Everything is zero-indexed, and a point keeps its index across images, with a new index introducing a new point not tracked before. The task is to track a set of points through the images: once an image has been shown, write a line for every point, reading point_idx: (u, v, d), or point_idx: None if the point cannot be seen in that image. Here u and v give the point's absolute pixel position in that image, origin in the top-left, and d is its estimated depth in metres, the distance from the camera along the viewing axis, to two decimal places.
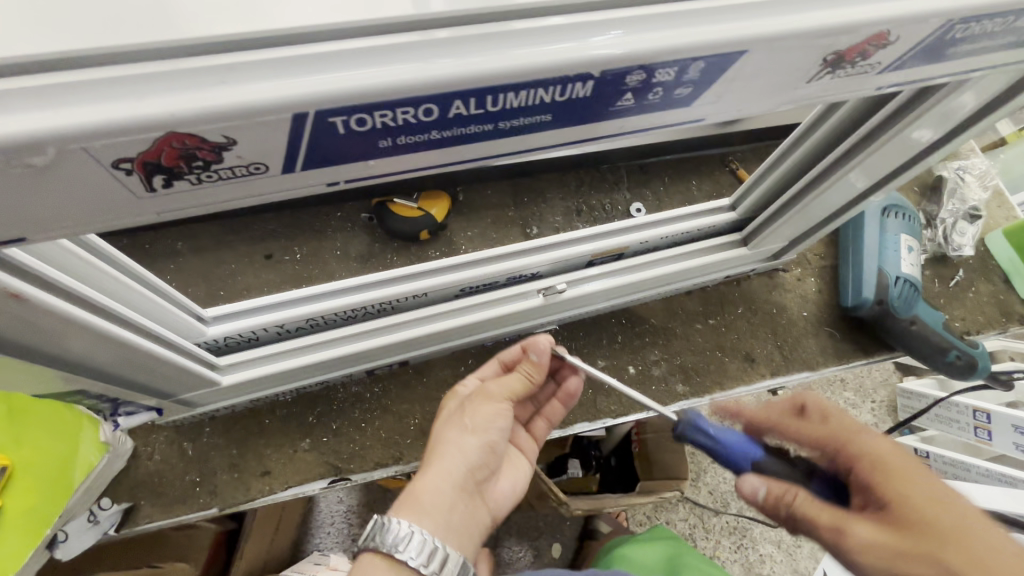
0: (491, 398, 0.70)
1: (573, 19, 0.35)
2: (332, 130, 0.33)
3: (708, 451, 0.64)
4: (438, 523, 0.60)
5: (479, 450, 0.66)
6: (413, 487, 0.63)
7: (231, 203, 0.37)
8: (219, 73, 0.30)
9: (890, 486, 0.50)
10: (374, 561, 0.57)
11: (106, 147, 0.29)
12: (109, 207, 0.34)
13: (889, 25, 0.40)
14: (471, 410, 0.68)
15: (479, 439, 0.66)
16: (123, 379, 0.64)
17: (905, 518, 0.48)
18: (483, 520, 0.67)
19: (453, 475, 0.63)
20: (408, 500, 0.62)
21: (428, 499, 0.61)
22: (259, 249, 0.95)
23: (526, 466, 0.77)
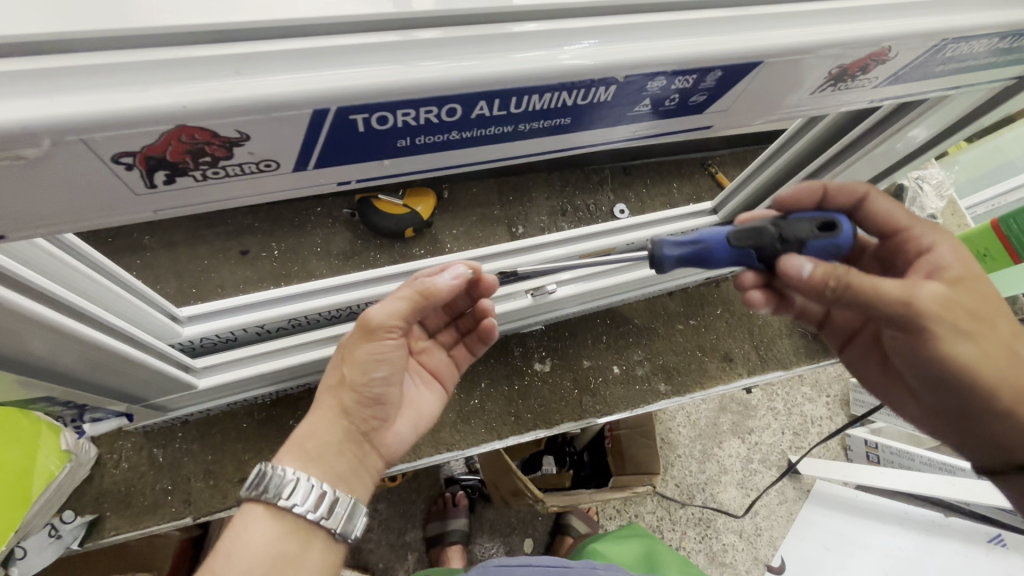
0: (371, 334, 0.57)
1: (548, 26, 0.34)
2: (352, 128, 0.31)
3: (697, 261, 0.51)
4: (327, 468, 0.58)
5: (362, 396, 0.59)
6: (297, 435, 0.59)
7: (235, 201, 0.35)
8: (234, 65, 0.28)
9: (989, 280, 0.50)
10: (262, 515, 0.55)
11: (108, 139, 0.26)
12: (103, 205, 0.31)
13: (891, 42, 0.41)
14: (350, 354, 0.58)
15: (356, 391, 0.59)
16: (94, 385, 0.60)
17: (1002, 354, 0.49)
18: (376, 464, 0.64)
19: (340, 422, 0.59)
20: (293, 449, 0.58)
21: (312, 446, 0.58)
22: (235, 245, 0.91)
23: (436, 401, 0.73)
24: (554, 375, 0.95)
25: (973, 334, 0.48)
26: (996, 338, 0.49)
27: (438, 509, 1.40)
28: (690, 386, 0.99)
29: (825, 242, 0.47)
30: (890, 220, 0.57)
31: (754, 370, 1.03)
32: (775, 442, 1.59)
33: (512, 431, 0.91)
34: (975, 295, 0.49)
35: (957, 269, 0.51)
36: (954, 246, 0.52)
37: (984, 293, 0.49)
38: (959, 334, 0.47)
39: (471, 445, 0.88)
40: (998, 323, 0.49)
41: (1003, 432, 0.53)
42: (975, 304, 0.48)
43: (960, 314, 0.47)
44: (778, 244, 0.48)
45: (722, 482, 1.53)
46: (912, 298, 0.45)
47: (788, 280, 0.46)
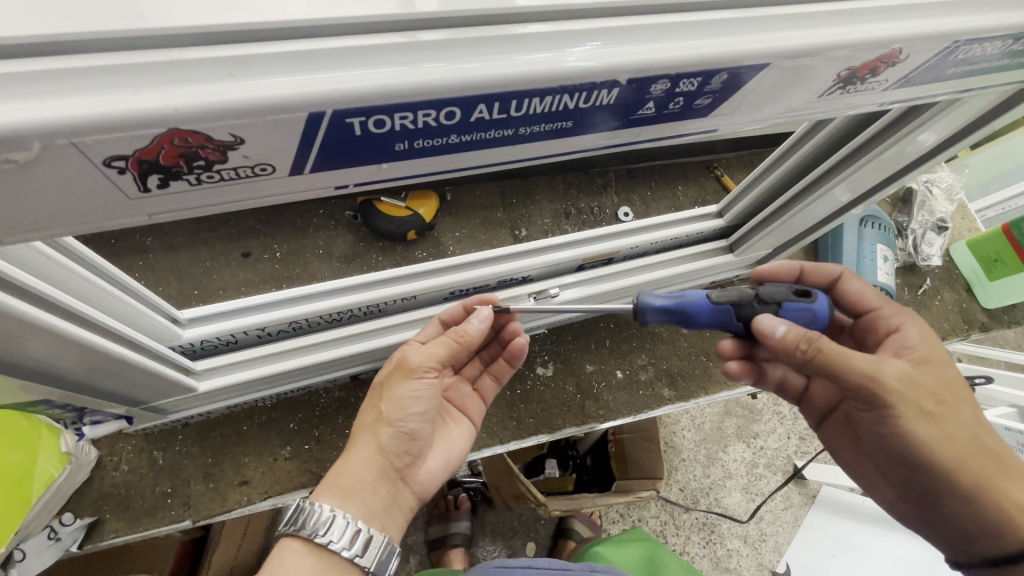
0: (412, 372, 0.61)
1: (551, 28, 0.34)
2: (349, 131, 0.31)
3: (678, 319, 0.53)
4: (362, 505, 0.58)
5: (397, 435, 0.61)
6: (335, 469, 0.60)
7: (232, 205, 0.35)
8: (228, 67, 0.28)
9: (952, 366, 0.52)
10: (299, 550, 0.55)
11: (99, 143, 0.26)
12: (95, 208, 0.31)
13: (901, 44, 0.40)
14: (389, 393, 0.62)
15: (393, 426, 0.61)
16: (95, 388, 0.60)
17: (964, 441, 0.50)
18: (409, 503, 0.64)
19: (377, 461, 0.60)
20: (330, 485, 0.59)
21: (348, 481, 0.58)
22: (237, 247, 0.90)
23: (468, 438, 0.73)
24: (557, 379, 0.94)
25: (935, 415, 0.49)
26: (955, 421, 0.50)
27: (440, 511, 1.40)
28: (695, 392, 0.98)
29: (801, 305, 0.49)
30: (862, 299, 0.61)
31: None
32: (780, 447, 1.58)
33: (514, 436, 0.89)
34: (934, 377, 0.51)
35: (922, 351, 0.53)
36: (919, 328, 0.55)
37: (946, 377, 0.51)
38: (917, 415, 0.49)
39: (472, 451, 0.88)
40: (961, 407, 0.50)
41: (969, 526, 0.52)
42: (936, 386, 0.50)
43: (918, 393, 0.49)
44: (755, 304, 0.49)
45: (727, 487, 1.52)
46: (875, 374, 0.47)
47: (760, 338, 0.48)
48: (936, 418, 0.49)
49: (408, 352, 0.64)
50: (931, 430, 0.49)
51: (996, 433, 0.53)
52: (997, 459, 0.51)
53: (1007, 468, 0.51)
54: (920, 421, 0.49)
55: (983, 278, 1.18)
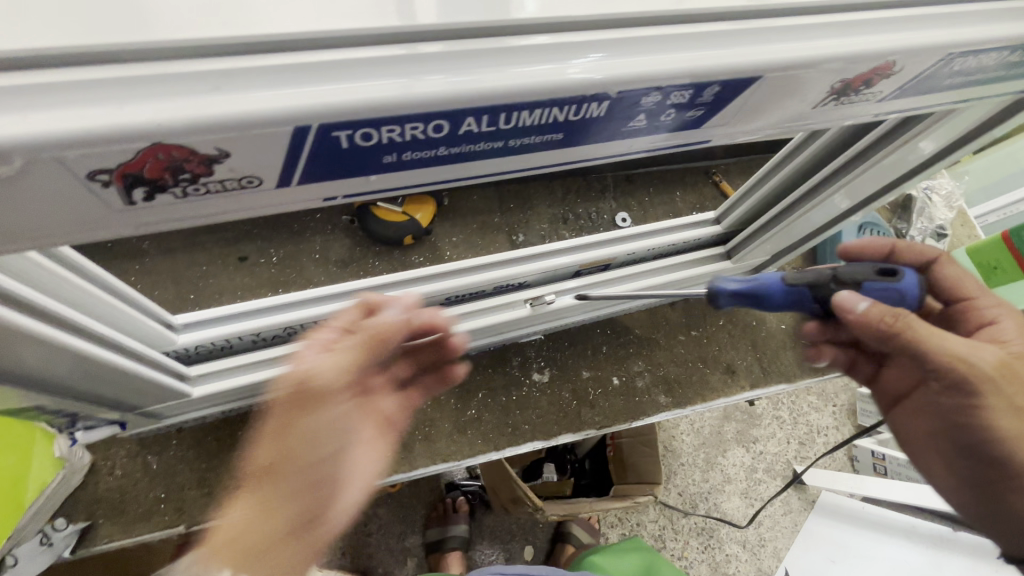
0: (308, 400, 0.53)
1: (556, 39, 0.33)
2: (336, 144, 0.31)
3: (752, 301, 0.53)
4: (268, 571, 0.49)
5: (300, 478, 0.51)
6: (223, 535, 0.51)
7: (220, 216, 0.35)
8: (214, 81, 0.28)
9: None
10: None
11: (82, 157, 0.26)
12: (80, 220, 0.30)
13: (896, 56, 0.40)
14: (283, 434, 0.52)
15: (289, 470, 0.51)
16: (88, 393, 0.60)
17: None
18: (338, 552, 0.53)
19: (274, 511, 0.50)
20: (216, 551, 0.50)
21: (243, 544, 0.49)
22: (233, 251, 0.90)
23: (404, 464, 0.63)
24: (553, 386, 0.94)
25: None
26: None
27: (437, 515, 1.40)
28: (692, 398, 0.98)
29: (882, 285, 0.49)
30: (956, 286, 0.60)
31: (757, 383, 1.01)
32: (779, 452, 1.57)
33: (510, 442, 0.89)
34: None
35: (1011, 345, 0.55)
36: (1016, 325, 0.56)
37: None
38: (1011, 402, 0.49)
39: (468, 457, 0.87)
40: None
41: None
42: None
43: (1006, 384, 0.49)
44: (834, 284, 0.50)
45: (725, 492, 1.52)
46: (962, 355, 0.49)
47: (841, 314, 0.49)
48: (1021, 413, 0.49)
49: (306, 355, 0.55)
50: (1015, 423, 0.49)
51: None
52: None
53: None
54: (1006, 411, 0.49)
55: None
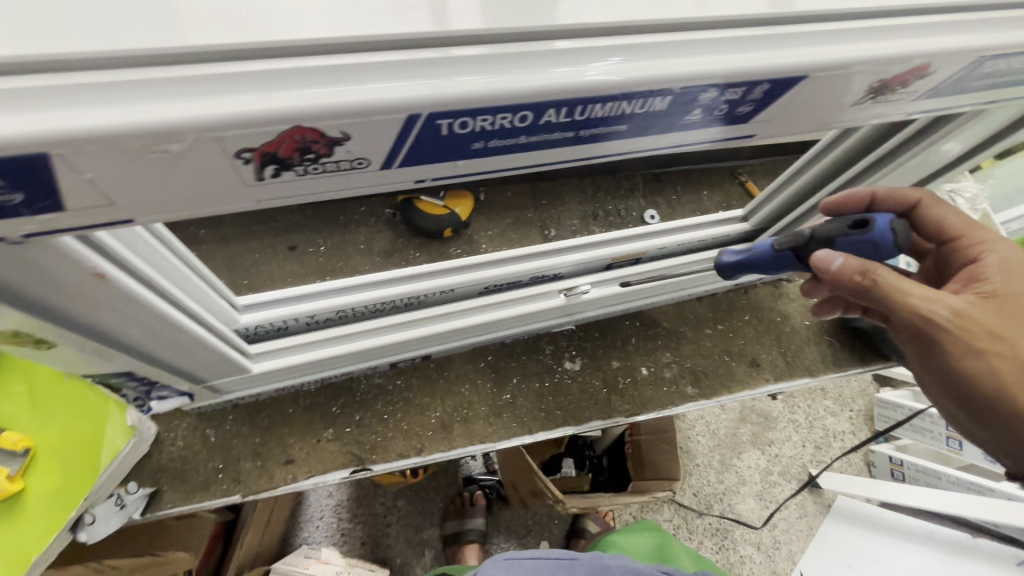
0: None
1: (577, 45, 0.36)
2: (437, 131, 0.35)
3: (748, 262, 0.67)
4: None
5: None
6: None
7: (325, 194, 0.39)
8: (342, 73, 0.32)
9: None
10: None
11: (236, 138, 0.31)
12: (217, 194, 0.35)
13: (931, 58, 0.44)
14: None
15: None
16: (164, 363, 0.65)
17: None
18: None
19: None
20: None
21: None
22: (284, 240, 0.96)
23: None
24: (585, 373, 0.97)
25: (1005, 344, 0.53)
26: (1010, 358, 0.53)
27: (456, 508, 1.44)
28: (718, 390, 1.01)
29: (856, 239, 0.54)
30: (943, 225, 0.65)
31: (781, 376, 1.04)
32: (796, 455, 1.59)
33: (543, 427, 0.93)
34: (1003, 308, 0.55)
35: (993, 281, 0.57)
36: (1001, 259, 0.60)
37: (1009, 314, 0.55)
38: (988, 345, 0.53)
39: (502, 439, 0.91)
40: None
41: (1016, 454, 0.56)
42: (998, 312, 0.54)
43: (975, 329, 0.53)
44: (812, 243, 0.57)
45: (740, 493, 1.54)
46: (936, 302, 0.52)
47: (819, 271, 0.55)
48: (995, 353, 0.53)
49: None
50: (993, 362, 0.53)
51: None
52: None
53: None
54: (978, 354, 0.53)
55: None
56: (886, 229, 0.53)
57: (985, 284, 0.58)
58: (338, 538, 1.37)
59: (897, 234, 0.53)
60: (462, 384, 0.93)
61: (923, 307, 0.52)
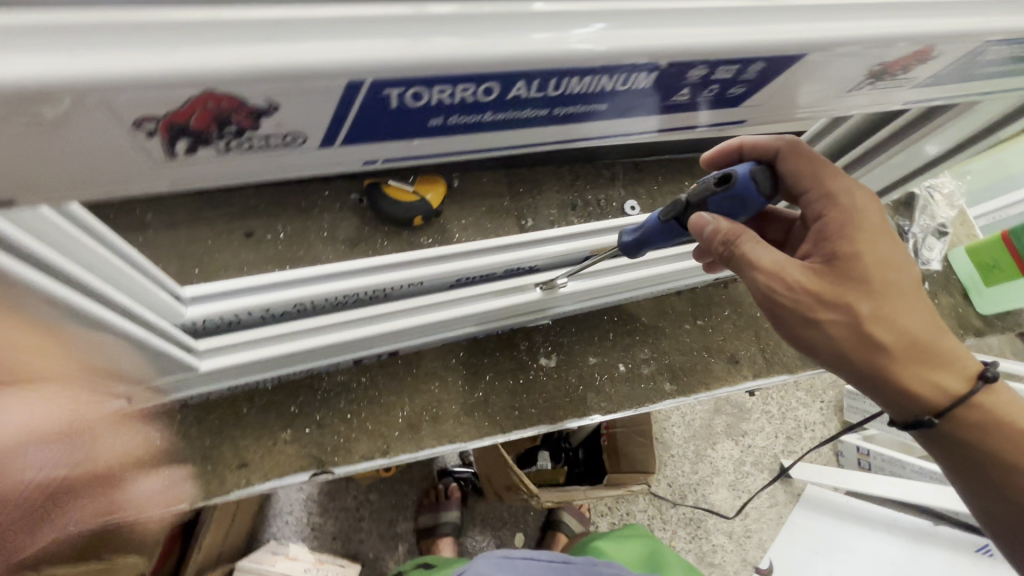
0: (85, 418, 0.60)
1: (559, 6, 0.32)
2: (385, 103, 0.30)
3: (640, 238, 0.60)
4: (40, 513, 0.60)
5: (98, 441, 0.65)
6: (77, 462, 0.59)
7: (257, 175, 0.34)
8: (267, 29, 0.26)
9: (879, 243, 0.52)
10: None
11: (131, 102, 0.25)
12: (120, 173, 0.29)
13: (935, 42, 0.40)
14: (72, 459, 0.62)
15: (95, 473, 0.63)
16: (93, 361, 0.59)
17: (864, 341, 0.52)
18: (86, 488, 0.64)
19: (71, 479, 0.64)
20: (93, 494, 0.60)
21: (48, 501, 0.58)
22: (239, 226, 0.89)
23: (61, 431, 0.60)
24: (560, 371, 0.94)
25: (842, 313, 0.52)
26: (848, 326, 0.52)
27: (430, 501, 1.39)
28: (696, 387, 0.98)
29: (724, 197, 0.49)
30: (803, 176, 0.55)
31: (760, 373, 1.02)
32: (768, 446, 1.60)
33: (516, 425, 0.90)
34: (850, 270, 0.52)
35: (843, 240, 0.53)
36: (863, 209, 0.53)
37: (855, 277, 0.52)
38: (823, 315, 0.52)
39: (474, 438, 0.87)
40: (888, 294, 0.52)
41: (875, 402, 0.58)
42: (843, 276, 0.52)
43: (810, 300, 0.52)
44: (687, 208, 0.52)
45: (713, 483, 1.53)
46: (776, 276, 0.51)
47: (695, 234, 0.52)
48: (830, 322, 0.52)
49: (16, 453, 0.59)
50: (832, 332, 0.52)
51: (922, 324, 0.53)
52: (908, 353, 0.53)
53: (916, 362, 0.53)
54: (815, 323, 0.52)
55: (979, 284, 1.19)
56: (748, 180, 0.49)
57: (837, 241, 0.53)
58: (306, 533, 1.32)
59: (759, 183, 0.49)
60: (431, 382, 0.88)
61: (763, 281, 0.52)
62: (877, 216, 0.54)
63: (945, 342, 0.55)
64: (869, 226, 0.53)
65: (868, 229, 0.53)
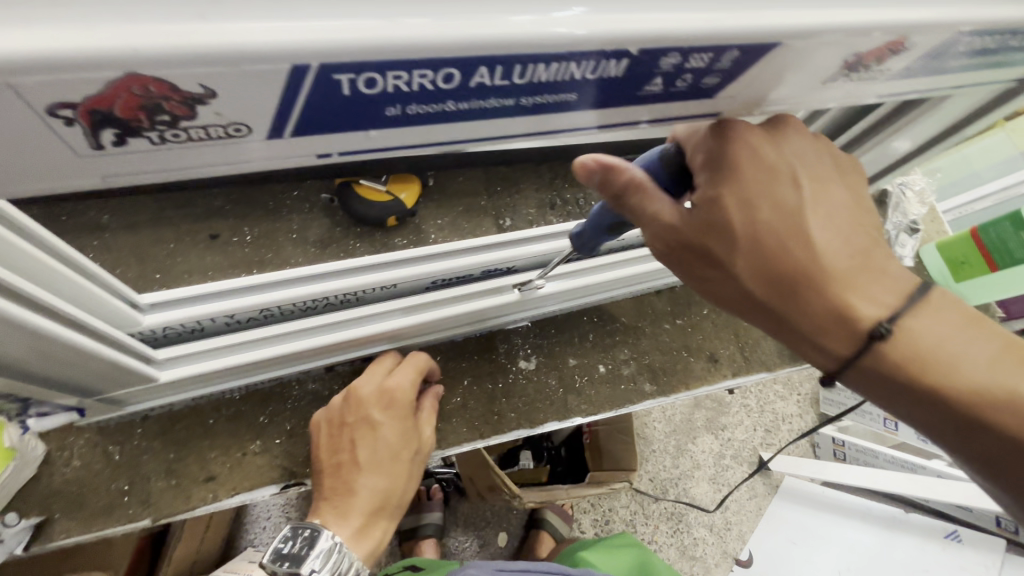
0: (377, 423, 0.76)
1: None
2: (336, 90, 0.28)
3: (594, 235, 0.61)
4: (408, 479, 0.79)
5: (400, 448, 0.77)
6: (367, 447, 0.75)
7: (200, 169, 0.31)
8: (199, 7, 0.24)
9: (744, 190, 0.44)
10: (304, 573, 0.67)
11: (42, 86, 0.22)
12: (41, 165, 0.27)
13: (910, 32, 0.39)
14: (366, 440, 0.75)
15: (405, 454, 0.77)
16: (40, 375, 0.55)
17: (745, 293, 0.48)
18: (411, 460, 0.78)
19: (400, 464, 0.77)
20: (374, 459, 0.76)
21: (370, 471, 0.76)
22: (204, 228, 0.85)
23: (377, 431, 0.76)
24: (540, 373, 0.92)
25: (715, 264, 0.47)
26: (722, 276, 0.48)
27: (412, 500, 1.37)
28: (676, 386, 0.98)
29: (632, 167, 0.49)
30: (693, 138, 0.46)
31: (739, 371, 1.02)
32: (747, 439, 1.60)
33: (495, 431, 0.87)
34: (717, 222, 0.45)
35: (712, 189, 0.45)
36: (737, 155, 0.44)
37: (722, 229, 0.45)
38: (698, 263, 0.49)
39: (452, 445, 0.85)
40: (756, 246, 0.45)
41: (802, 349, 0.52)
42: (699, 228, 0.46)
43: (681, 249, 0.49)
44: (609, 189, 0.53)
45: (694, 477, 1.53)
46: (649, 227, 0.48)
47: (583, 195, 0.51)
48: (708, 270, 0.49)
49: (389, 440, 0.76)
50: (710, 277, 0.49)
51: (815, 277, 0.45)
52: (794, 307, 0.47)
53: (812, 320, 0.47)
54: (697, 271, 0.50)
55: (950, 279, 1.21)
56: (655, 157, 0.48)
57: (708, 194, 0.45)
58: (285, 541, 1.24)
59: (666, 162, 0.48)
60: None
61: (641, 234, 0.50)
62: (743, 151, 0.44)
63: (843, 295, 0.45)
64: (740, 176, 0.44)
65: (721, 172, 0.44)
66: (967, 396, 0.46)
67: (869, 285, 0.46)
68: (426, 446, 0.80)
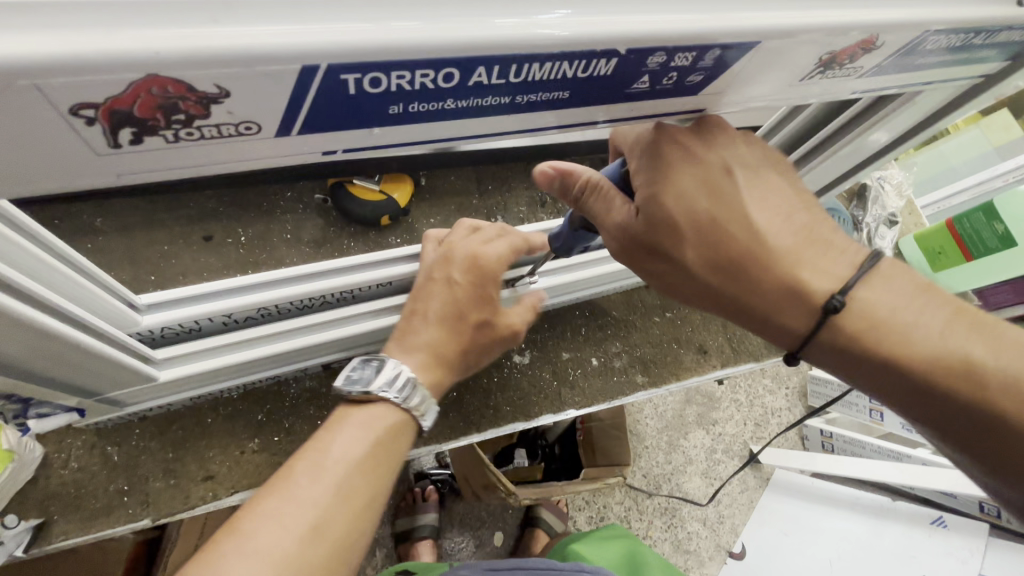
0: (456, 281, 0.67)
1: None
2: (342, 89, 0.29)
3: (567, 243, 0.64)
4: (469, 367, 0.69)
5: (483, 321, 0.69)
6: (446, 299, 0.67)
7: (209, 166, 0.32)
8: (213, 11, 0.26)
9: (682, 187, 0.47)
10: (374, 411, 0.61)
11: (67, 87, 0.24)
12: (60, 165, 0.28)
13: (880, 31, 0.42)
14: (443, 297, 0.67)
15: (482, 326, 0.69)
16: (41, 376, 0.55)
17: (698, 286, 0.51)
18: (486, 336, 0.70)
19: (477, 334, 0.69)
20: (448, 319, 0.67)
21: (443, 332, 0.67)
22: (197, 230, 0.86)
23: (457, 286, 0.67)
24: (534, 367, 0.94)
25: (668, 263, 0.50)
26: (675, 272, 0.51)
27: (407, 504, 1.38)
28: (667, 377, 1.00)
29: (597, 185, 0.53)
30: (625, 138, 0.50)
31: (727, 362, 1.04)
32: (737, 433, 1.63)
33: (490, 425, 0.89)
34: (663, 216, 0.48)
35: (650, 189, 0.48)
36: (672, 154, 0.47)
37: (669, 225, 0.48)
38: (652, 264, 0.52)
39: (448, 439, 0.86)
40: (704, 236, 0.48)
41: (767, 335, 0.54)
42: (647, 226, 0.49)
43: (639, 253, 0.51)
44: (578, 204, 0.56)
45: (687, 473, 1.56)
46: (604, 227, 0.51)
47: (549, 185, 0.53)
48: (665, 269, 0.51)
49: (470, 301, 0.67)
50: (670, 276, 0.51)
51: (761, 263, 0.48)
52: (750, 293, 0.49)
53: (769, 303, 0.49)
54: (657, 274, 0.53)
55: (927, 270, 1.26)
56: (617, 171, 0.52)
57: (648, 190, 0.48)
58: None
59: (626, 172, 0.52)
60: None
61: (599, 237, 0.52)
62: (701, 156, 0.48)
63: (793, 273, 0.48)
64: (674, 171, 0.47)
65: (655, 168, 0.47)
66: (937, 362, 0.48)
67: (822, 262, 0.49)
68: (500, 323, 0.71)
